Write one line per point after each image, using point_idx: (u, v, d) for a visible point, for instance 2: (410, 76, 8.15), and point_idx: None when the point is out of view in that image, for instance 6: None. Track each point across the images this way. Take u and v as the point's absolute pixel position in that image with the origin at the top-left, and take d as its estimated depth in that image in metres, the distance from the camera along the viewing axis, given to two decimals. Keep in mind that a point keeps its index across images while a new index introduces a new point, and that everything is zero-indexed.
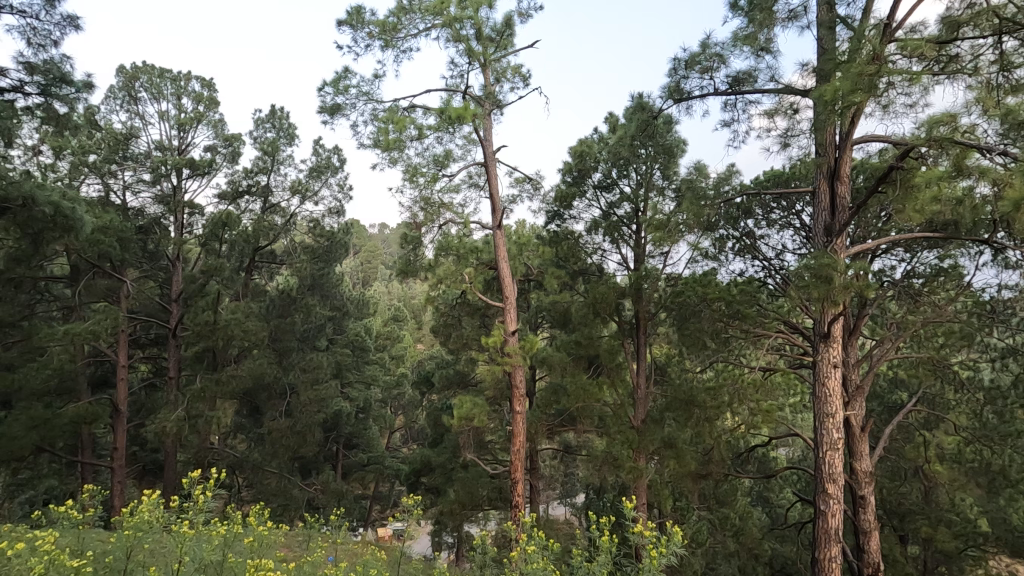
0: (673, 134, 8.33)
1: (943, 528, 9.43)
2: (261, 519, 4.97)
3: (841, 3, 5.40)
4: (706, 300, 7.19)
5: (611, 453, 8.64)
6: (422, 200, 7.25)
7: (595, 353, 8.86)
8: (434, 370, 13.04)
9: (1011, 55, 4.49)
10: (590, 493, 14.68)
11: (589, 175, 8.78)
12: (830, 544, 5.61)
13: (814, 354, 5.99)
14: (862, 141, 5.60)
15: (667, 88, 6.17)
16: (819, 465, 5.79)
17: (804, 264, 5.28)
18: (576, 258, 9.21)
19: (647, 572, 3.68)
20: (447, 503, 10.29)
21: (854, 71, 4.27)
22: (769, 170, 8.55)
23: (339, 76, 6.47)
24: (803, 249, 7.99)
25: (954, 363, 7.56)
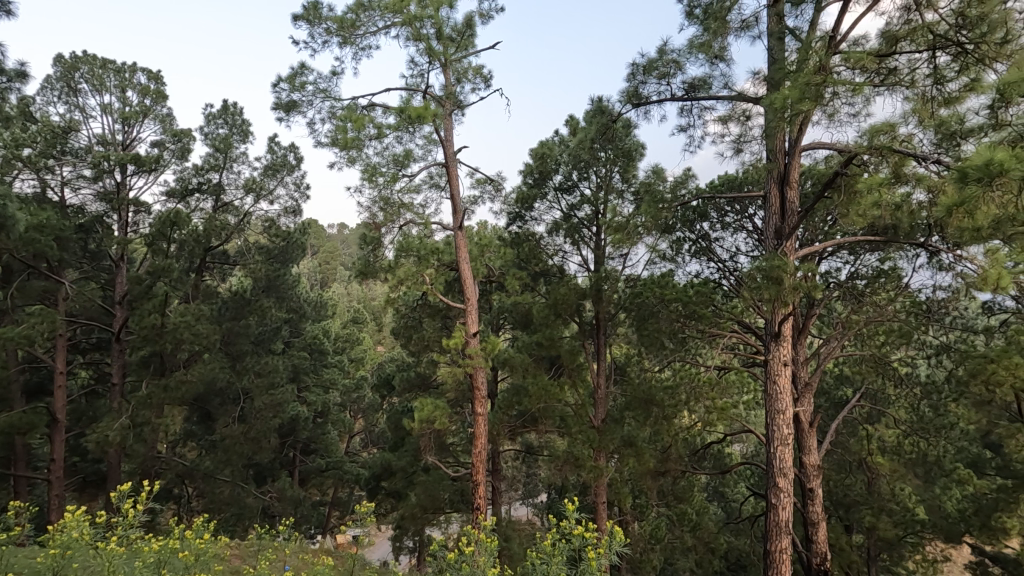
0: (632, 137, 8.46)
1: (884, 516, 9.89)
2: (205, 532, 4.82)
3: (790, 15, 5.56)
4: (664, 301, 7.38)
5: (572, 453, 8.70)
6: (381, 200, 7.13)
7: (557, 354, 8.86)
8: (394, 373, 12.84)
9: (944, 70, 4.68)
10: (551, 493, 14.71)
11: (550, 178, 8.83)
12: (781, 537, 5.80)
13: (766, 353, 6.17)
14: (810, 148, 5.85)
15: (626, 93, 6.27)
16: (770, 460, 5.98)
17: (756, 266, 5.47)
18: (538, 259, 9.26)
19: (589, 575, 3.76)
20: (408, 507, 10.13)
21: (802, 80, 4.45)
22: (724, 174, 8.80)
23: (295, 72, 6.28)
24: (755, 251, 8.23)
25: (894, 360, 8.03)
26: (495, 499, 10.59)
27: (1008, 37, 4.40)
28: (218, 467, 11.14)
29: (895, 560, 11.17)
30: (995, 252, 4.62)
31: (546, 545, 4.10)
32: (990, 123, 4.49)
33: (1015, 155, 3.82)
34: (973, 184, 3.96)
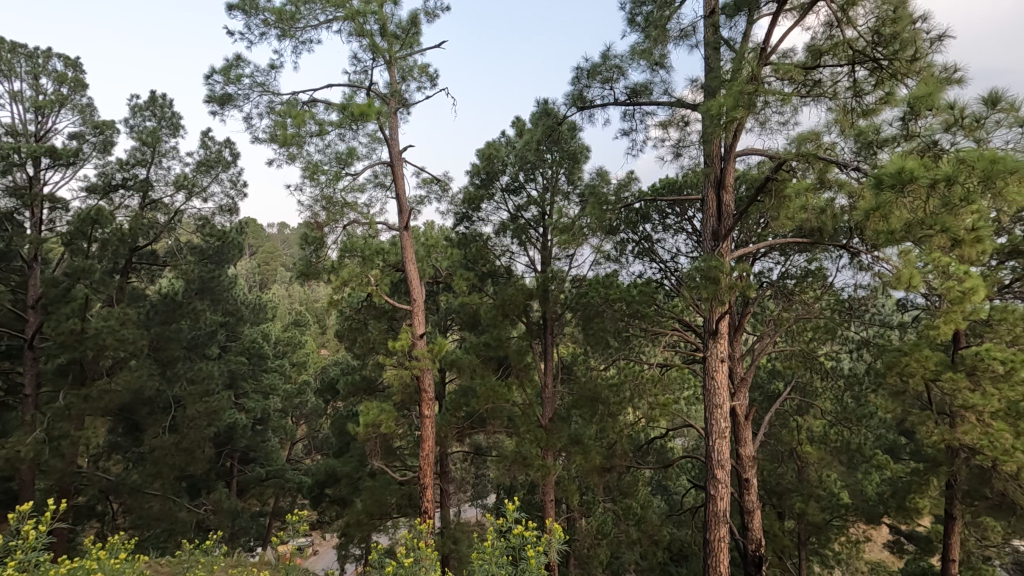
0: (577, 140, 8.61)
1: (813, 502, 10.59)
2: (120, 552, 4.54)
3: (725, 27, 5.81)
4: (609, 301, 7.59)
5: (520, 452, 8.72)
6: (324, 199, 6.91)
7: (505, 354, 8.88)
8: (339, 377, 12.48)
9: (862, 84, 5.05)
10: (501, 494, 14.71)
11: (497, 179, 8.84)
12: (719, 526, 6.04)
13: (704, 349, 6.40)
14: (744, 153, 6.11)
15: (571, 96, 6.37)
16: (709, 452, 6.22)
17: (695, 267, 5.66)
18: (485, 259, 9.24)
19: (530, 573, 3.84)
20: (354, 514, 9.88)
21: (735, 89, 4.67)
22: (665, 177, 9.07)
23: (229, 64, 5.99)
24: (695, 253, 8.53)
25: (821, 354, 8.58)
26: (443, 502, 10.50)
27: (918, 53, 4.72)
28: (146, 480, 10.45)
29: (823, 543, 11.87)
30: (908, 253, 4.96)
31: (484, 546, 4.13)
32: (902, 134, 4.85)
33: (923, 164, 4.18)
34: (887, 190, 4.29)
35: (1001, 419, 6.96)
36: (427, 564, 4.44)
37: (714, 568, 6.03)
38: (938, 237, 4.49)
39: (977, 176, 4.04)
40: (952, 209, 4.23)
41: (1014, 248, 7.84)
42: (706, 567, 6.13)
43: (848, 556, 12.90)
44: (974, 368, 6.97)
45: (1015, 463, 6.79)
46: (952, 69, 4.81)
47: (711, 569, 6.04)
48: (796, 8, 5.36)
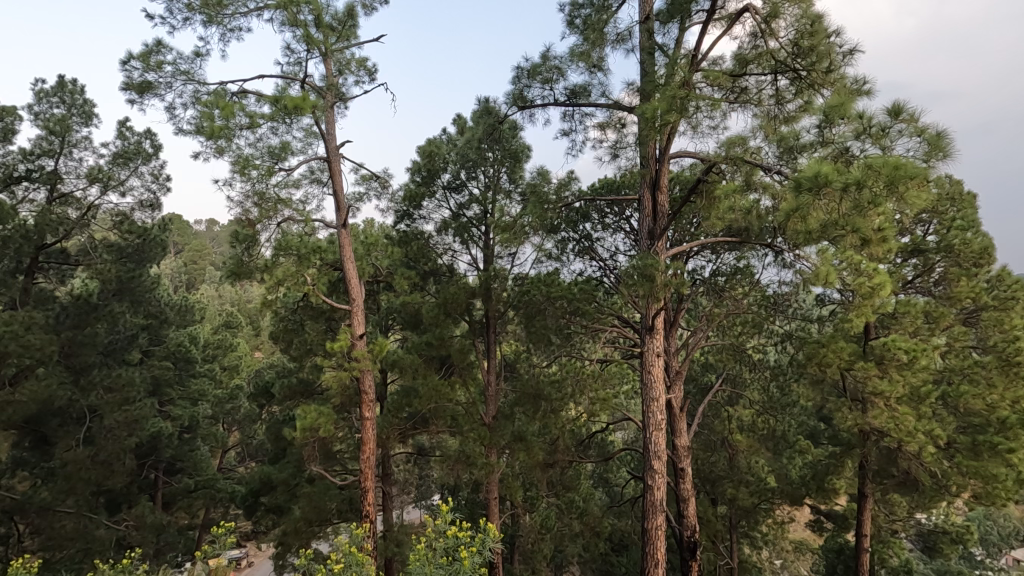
0: (518, 139, 8.64)
1: (743, 488, 11.22)
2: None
3: (658, 32, 5.98)
4: (550, 298, 7.71)
5: (464, 451, 8.65)
6: (255, 195, 6.59)
7: (447, 353, 8.78)
8: (274, 380, 11.95)
9: (783, 93, 5.43)
10: (445, 494, 14.59)
11: (438, 176, 8.75)
12: (656, 515, 6.26)
13: (641, 344, 6.60)
14: (677, 155, 6.33)
15: (511, 95, 6.40)
16: (646, 444, 6.43)
17: (632, 265, 5.83)
18: (427, 258, 9.18)
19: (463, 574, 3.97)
20: (291, 522, 9.51)
21: (669, 93, 4.82)
22: (604, 177, 9.27)
23: (149, 50, 5.60)
24: (633, 251, 8.72)
25: (749, 347, 9.13)
26: (386, 505, 10.29)
27: (832, 66, 5.04)
28: (58, 497, 9.66)
29: (752, 525, 12.54)
30: (824, 251, 5.25)
31: (418, 549, 4.20)
32: (819, 141, 5.25)
33: (836, 169, 4.50)
34: (805, 192, 4.60)
35: (904, 403, 7.75)
36: (358, 569, 4.46)
37: (651, 556, 6.24)
38: (850, 237, 4.81)
39: (882, 180, 4.36)
40: (861, 211, 4.59)
41: (916, 247, 8.57)
42: (644, 555, 6.33)
43: (773, 536, 13.70)
44: (883, 357, 7.65)
45: (915, 442, 7.56)
46: (862, 80, 5.20)
47: (649, 557, 6.23)
48: (725, 17, 5.60)
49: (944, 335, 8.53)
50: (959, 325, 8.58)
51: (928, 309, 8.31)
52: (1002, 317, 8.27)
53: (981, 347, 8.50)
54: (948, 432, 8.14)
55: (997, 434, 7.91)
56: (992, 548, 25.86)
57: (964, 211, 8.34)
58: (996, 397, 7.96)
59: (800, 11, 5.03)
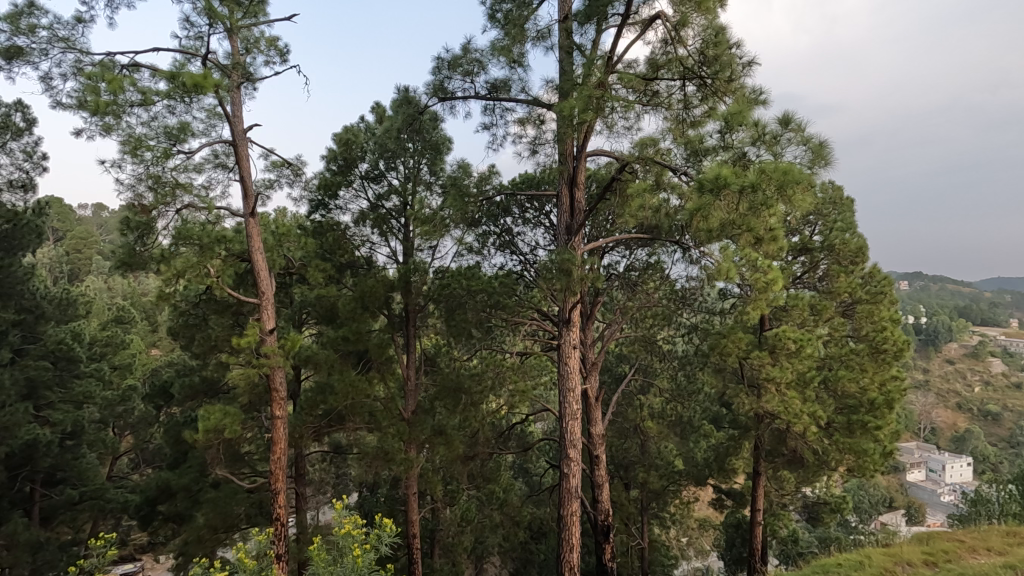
0: (439, 130, 8.53)
1: (653, 471, 11.82)
2: None
3: (576, 32, 6.06)
4: (470, 292, 7.74)
5: (382, 448, 8.42)
6: (150, 178, 6.06)
7: (365, 348, 8.53)
8: (173, 379, 11.06)
9: (691, 98, 5.70)
10: (363, 492, 14.22)
11: (355, 166, 8.47)
12: (571, 501, 6.48)
13: (558, 337, 6.73)
14: (594, 154, 6.50)
15: (431, 86, 6.33)
16: (563, 434, 6.61)
17: (550, 260, 5.95)
18: (343, 249, 8.77)
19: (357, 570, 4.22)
20: (193, 530, 8.87)
21: (585, 93, 4.96)
22: (525, 172, 9.34)
23: (18, 11, 4.96)
24: (553, 245, 8.79)
25: (659, 338, 9.60)
26: (299, 506, 9.84)
27: (733, 76, 5.43)
28: None
29: (661, 506, 13.29)
30: (727, 249, 5.66)
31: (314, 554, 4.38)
32: (721, 145, 5.51)
33: (734, 172, 4.81)
34: (707, 193, 4.89)
35: (792, 388, 8.56)
36: None
37: (566, 542, 6.44)
38: (745, 236, 5.24)
39: (774, 184, 4.70)
40: (755, 212, 4.96)
41: (804, 246, 9.39)
42: (560, 541, 6.51)
43: (680, 515, 14.57)
44: (775, 346, 8.48)
45: (801, 423, 8.37)
46: (759, 91, 5.62)
47: (564, 542, 6.44)
48: (638, 22, 5.80)
49: (825, 326, 9.42)
50: (839, 317, 9.53)
51: (813, 302, 9.14)
52: (873, 309, 9.27)
53: (856, 336, 9.48)
54: (828, 413, 9.02)
55: (867, 413, 8.87)
56: (864, 515, 28.97)
57: (844, 215, 9.23)
58: (867, 380, 8.96)
59: (706, 21, 5.30)
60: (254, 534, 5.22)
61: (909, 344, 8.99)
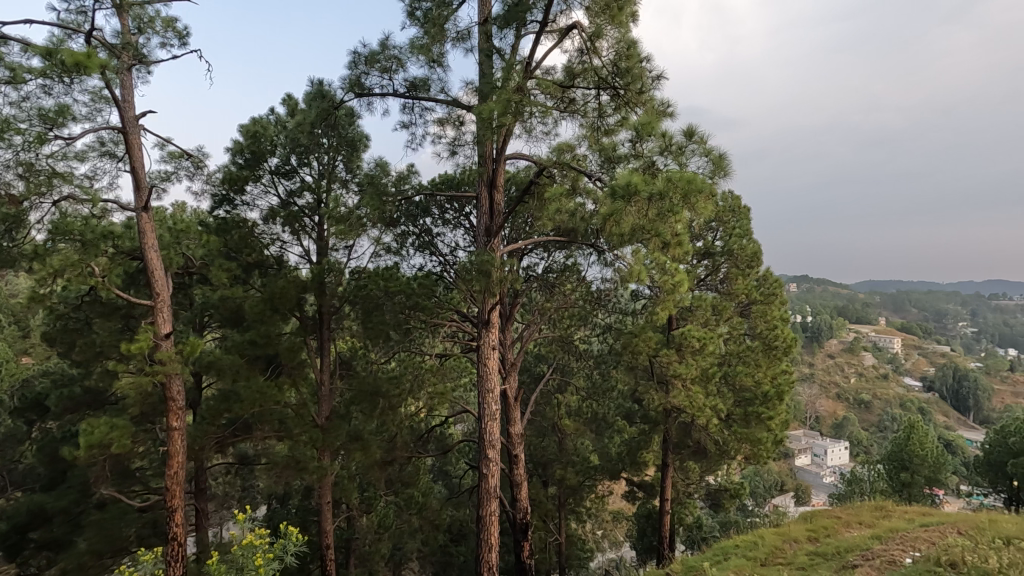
0: (355, 126, 8.27)
1: (570, 468, 12.13)
2: None
3: (496, 36, 6.09)
4: (388, 293, 7.57)
5: (293, 457, 8.02)
6: (20, 164, 5.30)
7: (274, 352, 8.08)
8: (49, 390, 9.90)
9: (605, 107, 5.94)
10: (273, 504, 13.47)
11: (265, 160, 8.02)
12: (490, 501, 6.51)
13: (477, 337, 6.74)
14: (512, 157, 6.58)
15: (348, 81, 6.13)
16: (481, 435, 6.62)
17: (469, 261, 5.96)
18: (250, 248, 8.19)
19: None
20: (73, 558, 7.98)
21: (504, 97, 5.03)
22: (445, 173, 9.28)
23: None
24: (472, 247, 8.83)
25: (576, 338, 9.84)
26: (199, 524, 9.14)
27: (643, 88, 5.72)
28: None
29: (577, 501, 13.69)
30: (638, 252, 5.90)
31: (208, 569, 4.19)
32: (632, 153, 5.77)
33: (644, 180, 5.07)
34: (619, 199, 5.11)
35: (696, 383, 9.16)
36: None
37: (485, 542, 6.48)
38: (654, 240, 5.51)
39: (679, 192, 5.01)
40: (663, 219, 5.23)
41: (707, 250, 10.04)
42: (479, 542, 6.53)
43: (596, 509, 15.05)
44: (681, 344, 9.09)
45: (704, 416, 8.96)
46: (667, 103, 5.97)
47: (483, 542, 6.47)
48: (555, 31, 5.94)
49: (725, 325, 10.14)
50: (737, 316, 10.23)
51: (715, 303, 9.83)
52: (767, 309, 10.09)
53: (751, 334, 10.25)
54: (728, 406, 9.70)
55: (761, 404, 9.65)
56: (759, 498, 31.60)
57: (742, 222, 9.93)
58: (761, 375, 9.74)
59: (619, 34, 5.52)
60: (140, 558, 4.72)
61: (796, 340, 9.97)
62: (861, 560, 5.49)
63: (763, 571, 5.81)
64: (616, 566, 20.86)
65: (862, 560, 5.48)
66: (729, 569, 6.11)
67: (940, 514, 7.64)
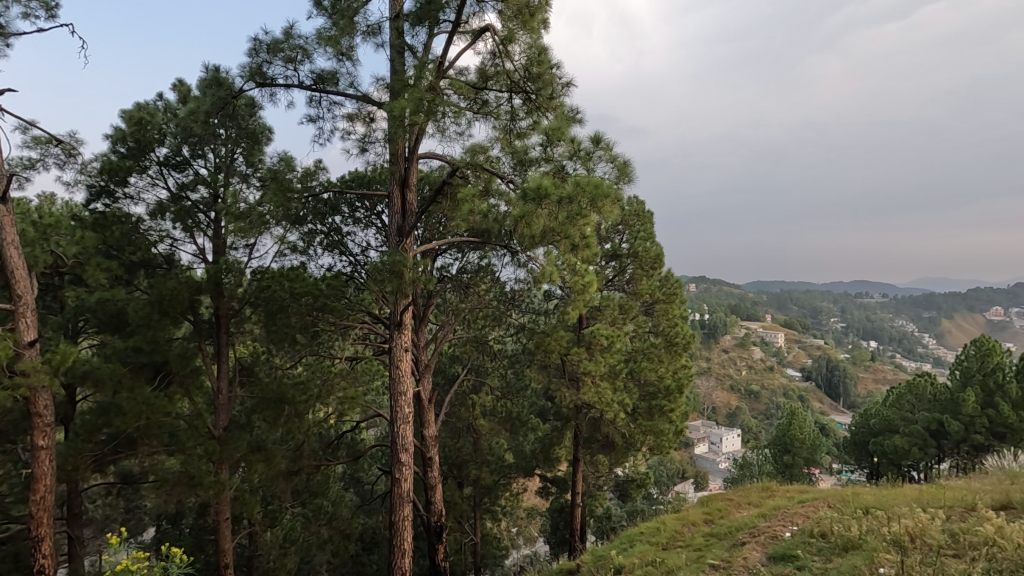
0: (256, 118, 7.83)
1: (484, 467, 12.15)
2: None
3: (408, 34, 5.98)
4: (293, 295, 7.16)
5: (185, 472, 7.40)
6: None
7: (163, 359, 7.44)
8: None
9: (517, 111, 6.05)
10: (162, 525, 12.33)
11: (151, 150, 7.35)
12: (403, 506, 6.38)
13: (390, 340, 6.56)
14: (425, 157, 6.49)
15: (247, 69, 5.77)
16: (394, 439, 6.46)
17: (380, 261, 5.80)
18: (134, 246, 7.40)
19: None
20: None
21: (416, 95, 4.97)
22: (355, 170, 8.96)
23: None
24: (384, 247, 8.61)
25: (490, 339, 9.88)
26: (72, 553, 8.17)
27: (553, 94, 5.90)
28: None
29: (492, 500, 13.76)
30: (550, 254, 6.05)
31: None
32: (543, 157, 5.89)
33: (554, 183, 5.23)
34: (530, 201, 5.23)
35: (604, 379, 9.61)
36: None
37: (398, 547, 6.36)
38: (563, 243, 5.65)
39: (587, 197, 5.20)
40: (572, 222, 5.38)
41: (615, 252, 10.46)
42: (391, 548, 6.41)
43: (510, 507, 15.23)
44: (590, 343, 9.43)
45: (612, 411, 9.43)
46: (576, 109, 6.16)
47: (396, 548, 6.35)
48: (468, 32, 5.93)
49: (631, 323, 10.63)
50: (642, 315, 10.77)
51: (622, 303, 10.29)
52: (668, 308, 10.68)
53: (655, 331, 10.82)
54: (634, 400, 10.19)
55: (664, 397, 10.27)
56: (663, 486, 33.43)
57: (646, 225, 10.46)
58: (663, 370, 10.32)
59: (531, 40, 5.65)
60: None
61: (693, 337, 10.69)
62: (749, 537, 5.99)
63: (665, 554, 6.16)
64: (530, 561, 21.28)
65: (749, 537, 5.98)
66: (634, 556, 6.42)
67: (815, 491, 8.52)
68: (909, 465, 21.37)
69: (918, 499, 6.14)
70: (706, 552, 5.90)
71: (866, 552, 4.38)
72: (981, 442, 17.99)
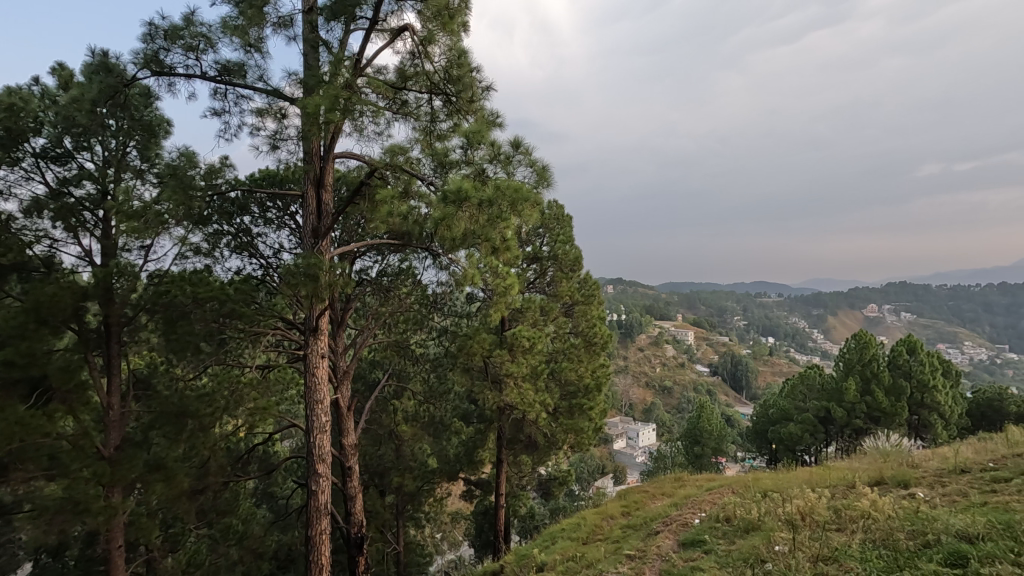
0: (153, 109, 7.26)
1: (407, 473, 11.89)
2: None
3: (322, 28, 5.77)
4: (197, 300, 6.71)
5: (70, 498, 6.59)
6: None
7: (42, 374, 6.62)
8: None
9: (437, 113, 6.00)
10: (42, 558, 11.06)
11: (25, 140, 6.57)
12: (320, 519, 6.13)
13: (305, 346, 6.28)
14: (342, 156, 6.26)
15: (141, 56, 5.30)
16: (310, 449, 6.16)
17: (294, 264, 5.53)
18: (5, 248, 6.34)
19: None
20: None
21: (332, 92, 4.78)
22: (265, 168, 8.51)
23: None
24: (298, 249, 8.26)
25: (412, 343, 9.67)
26: None
27: (474, 97, 5.89)
28: None
29: (416, 507, 13.52)
30: (472, 256, 5.97)
31: None
32: (464, 159, 5.78)
33: (474, 186, 5.24)
34: (450, 204, 5.19)
35: (526, 380, 9.78)
36: None
37: (315, 562, 6.09)
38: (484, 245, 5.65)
39: (507, 200, 5.30)
40: (492, 225, 5.43)
41: (535, 255, 10.65)
42: (308, 563, 6.13)
43: (434, 512, 15.05)
44: (512, 344, 9.52)
45: (534, 411, 9.61)
46: (496, 113, 6.22)
47: (313, 563, 6.08)
48: (387, 31, 5.78)
49: (552, 324, 10.84)
50: (562, 316, 11.04)
51: (542, 304, 10.48)
52: (586, 309, 11.01)
53: (575, 332, 11.11)
54: (555, 400, 10.42)
55: (583, 396, 10.61)
56: (583, 482, 34.47)
57: (565, 229, 10.75)
58: (583, 369, 10.62)
59: (451, 43, 5.63)
60: None
61: (611, 337, 11.09)
62: (662, 525, 6.30)
63: (586, 548, 6.34)
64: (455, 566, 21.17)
65: (662, 526, 6.29)
66: (556, 552, 6.56)
67: (721, 478, 9.12)
68: (802, 450, 23.39)
69: (809, 480, 6.75)
70: (624, 543, 6.14)
71: (764, 532, 4.75)
72: (861, 426, 20.04)
